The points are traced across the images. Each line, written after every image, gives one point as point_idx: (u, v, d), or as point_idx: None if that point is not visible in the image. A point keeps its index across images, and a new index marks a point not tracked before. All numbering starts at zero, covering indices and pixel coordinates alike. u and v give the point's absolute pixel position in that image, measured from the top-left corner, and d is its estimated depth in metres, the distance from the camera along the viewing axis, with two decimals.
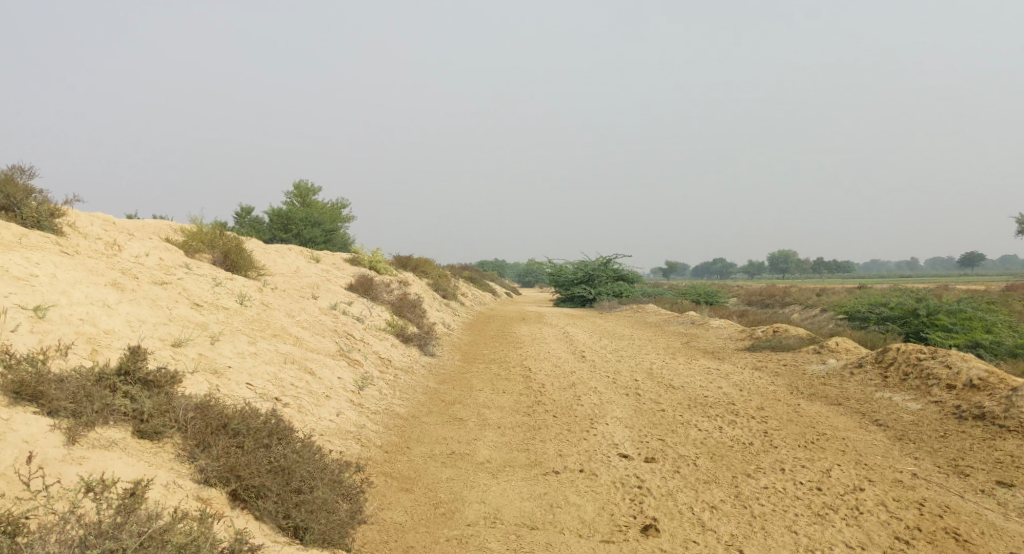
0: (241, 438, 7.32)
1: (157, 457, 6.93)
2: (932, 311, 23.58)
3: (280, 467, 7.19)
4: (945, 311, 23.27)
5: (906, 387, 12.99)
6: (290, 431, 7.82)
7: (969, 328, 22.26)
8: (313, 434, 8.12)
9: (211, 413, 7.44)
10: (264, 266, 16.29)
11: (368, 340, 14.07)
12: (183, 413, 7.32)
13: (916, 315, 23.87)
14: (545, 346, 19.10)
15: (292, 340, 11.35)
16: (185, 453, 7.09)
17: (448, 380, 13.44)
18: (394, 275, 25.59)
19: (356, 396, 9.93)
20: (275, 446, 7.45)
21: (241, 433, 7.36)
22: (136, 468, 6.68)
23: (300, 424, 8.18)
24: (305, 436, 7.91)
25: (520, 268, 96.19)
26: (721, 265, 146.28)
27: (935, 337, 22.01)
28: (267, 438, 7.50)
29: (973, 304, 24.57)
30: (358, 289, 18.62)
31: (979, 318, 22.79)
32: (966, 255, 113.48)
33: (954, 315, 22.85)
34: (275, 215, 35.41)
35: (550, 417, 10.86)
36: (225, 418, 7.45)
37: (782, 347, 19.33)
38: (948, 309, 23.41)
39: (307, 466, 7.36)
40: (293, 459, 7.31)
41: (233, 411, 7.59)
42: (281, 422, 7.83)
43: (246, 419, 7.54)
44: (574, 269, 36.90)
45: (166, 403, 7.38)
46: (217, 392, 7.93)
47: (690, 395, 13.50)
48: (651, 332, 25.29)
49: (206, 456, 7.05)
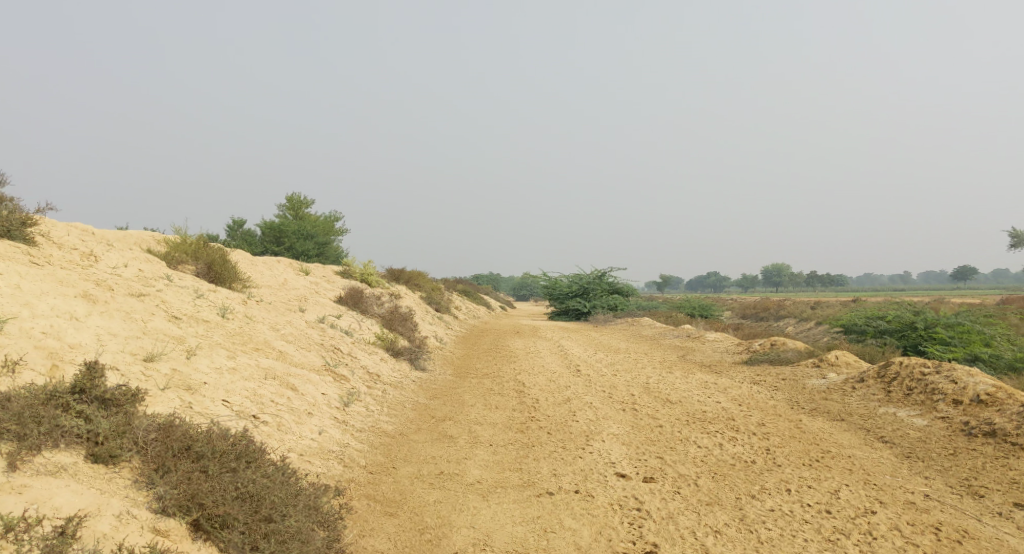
0: (205, 462, 6.89)
1: (111, 483, 6.50)
2: (929, 324, 23.28)
3: (248, 494, 6.76)
4: (943, 324, 23.01)
5: (910, 403, 12.58)
6: (262, 453, 7.39)
7: (967, 341, 22.04)
8: (289, 455, 7.67)
9: (173, 435, 6.99)
10: (250, 278, 15.85)
11: (357, 354, 13.63)
12: (142, 435, 6.88)
13: (914, 328, 23.56)
14: (539, 360, 18.67)
15: (276, 354, 10.92)
16: (144, 479, 6.66)
17: (439, 396, 12.99)
18: (386, 288, 25.16)
19: (341, 413, 9.49)
20: (244, 469, 7.01)
21: (205, 457, 6.93)
22: (83, 497, 6.26)
23: (275, 445, 7.75)
24: (279, 458, 7.48)
25: (513, 281, 95.91)
26: (714, 279, 146.07)
27: (933, 350, 21.75)
28: (234, 461, 7.06)
29: (971, 317, 24.29)
30: (347, 302, 18.19)
31: (977, 331, 22.53)
32: (958, 269, 113.86)
33: (952, 328, 22.61)
34: (266, 227, 34.96)
35: (544, 433, 10.42)
36: (188, 440, 7.02)
37: (781, 360, 18.93)
38: (946, 322, 23.14)
39: (279, 492, 6.93)
40: (264, 485, 6.88)
41: (198, 433, 7.14)
42: (251, 444, 7.38)
43: (213, 441, 7.11)
44: (569, 282, 36.52)
45: (124, 424, 6.93)
46: (184, 411, 7.48)
47: (689, 410, 13.07)
48: (647, 346, 24.88)
49: (164, 482, 6.63)
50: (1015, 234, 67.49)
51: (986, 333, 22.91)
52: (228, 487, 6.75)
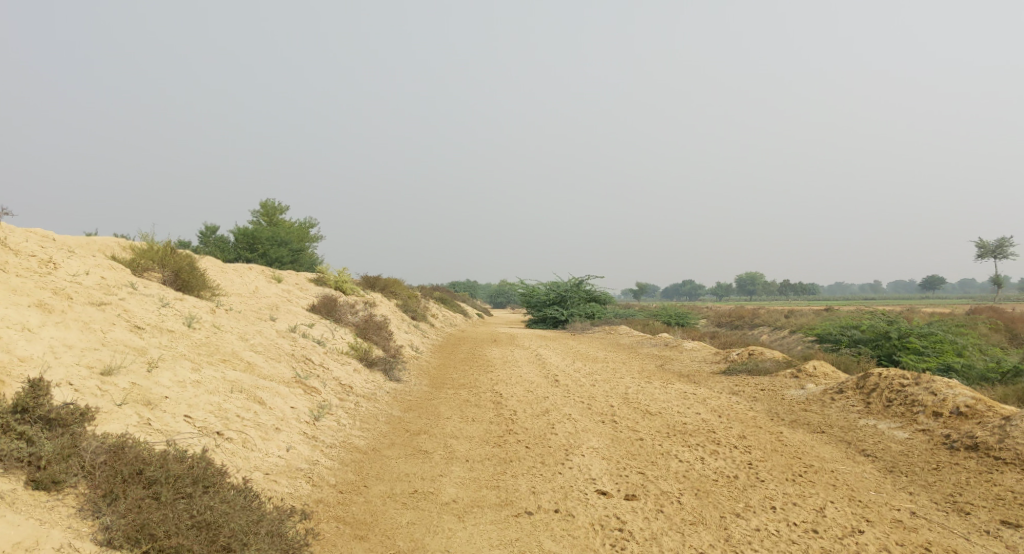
0: (158, 487, 6.55)
1: (53, 512, 6.15)
2: (903, 334, 23.29)
3: (205, 521, 6.43)
4: (916, 334, 23.09)
5: (891, 415, 12.41)
6: (223, 474, 7.03)
7: (940, 351, 22.19)
8: (251, 477, 7.32)
9: (123, 458, 6.63)
10: (219, 286, 15.42)
11: (329, 365, 13.25)
12: (90, 458, 6.52)
13: (888, 338, 23.57)
14: (517, 369, 18.37)
15: (244, 365, 10.53)
16: (89, 506, 6.31)
17: (414, 408, 12.64)
18: (361, 296, 24.75)
19: (311, 428, 9.13)
20: (200, 495, 6.67)
21: (158, 482, 6.58)
22: (21, 529, 5.94)
23: (238, 466, 7.39)
24: (241, 480, 7.12)
25: (490, 289, 95.56)
26: (689, 287, 146.76)
27: (907, 359, 21.83)
28: (190, 485, 6.71)
29: (944, 326, 24.35)
30: (320, 311, 17.79)
31: (949, 340, 22.69)
32: (927, 279, 115.44)
33: (926, 338, 22.72)
34: (240, 234, 34.40)
35: (522, 448, 10.11)
36: (140, 463, 6.66)
37: (759, 370, 18.77)
38: (919, 331, 23.18)
39: (239, 518, 6.58)
40: (222, 512, 6.54)
41: (151, 455, 6.79)
42: (209, 466, 7.02)
43: (168, 465, 6.75)
44: (546, 289, 36.29)
45: (70, 445, 6.56)
46: (139, 430, 7.11)
47: (669, 422, 12.82)
48: (624, 355, 24.66)
49: (111, 511, 6.28)
50: (984, 244, 68.37)
51: (959, 342, 22.97)
52: (182, 515, 6.41)
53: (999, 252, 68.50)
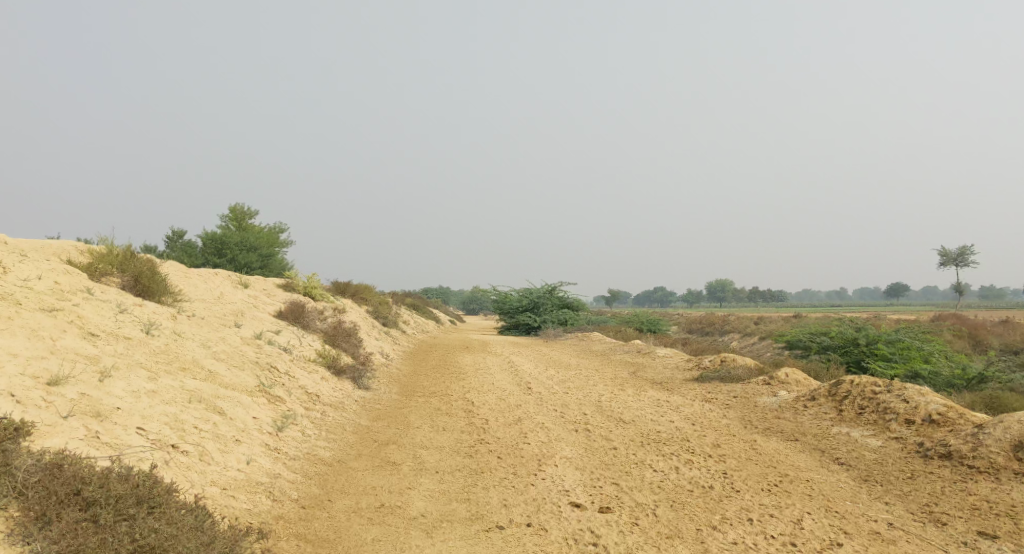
0: (96, 510, 6.18)
1: None
2: (872, 340, 23.34)
3: (147, 547, 6.10)
4: (884, 340, 23.19)
5: (863, 422, 12.25)
6: (173, 492, 6.66)
7: (908, 358, 22.31)
8: (204, 493, 6.95)
9: (60, 477, 6.24)
10: (182, 292, 14.97)
11: (295, 373, 12.85)
12: (24, 478, 6.13)
13: (856, 344, 23.60)
14: (488, 377, 18.08)
15: (204, 374, 10.14)
16: (21, 530, 5.95)
17: (382, 418, 12.28)
18: (331, 302, 24.32)
19: (273, 439, 8.76)
20: (144, 517, 6.30)
21: (97, 504, 6.20)
22: None
23: (191, 482, 7.01)
24: (193, 498, 6.75)
25: (462, 296, 95.15)
26: (661, 294, 147.45)
27: (876, 366, 21.89)
28: (133, 506, 6.33)
29: (911, 333, 24.46)
30: (288, 317, 17.37)
31: (917, 347, 22.83)
32: (893, 287, 117.10)
33: (893, 345, 22.83)
34: (208, 238, 33.77)
35: (493, 458, 9.81)
36: (78, 482, 6.26)
37: (731, 377, 18.62)
38: (887, 338, 23.25)
39: (185, 542, 6.23)
40: (166, 537, 6.20)
41: (92, 473, 6.39)
42: (156, 483, 6.63)
43: (109, 484, 6.34)
44: (519, 295, 36.05)
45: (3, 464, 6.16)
46: (82, 445, 6.70)
47: (643, 431, 12.58)
48: (597, 362, 24.44)
49: (44, 536, 5.93)
50: (947, 253, 69.36)
51: (926, 349, 23.07)
52: (122, 540, 6.07)
53: (960, 261, 69.52)
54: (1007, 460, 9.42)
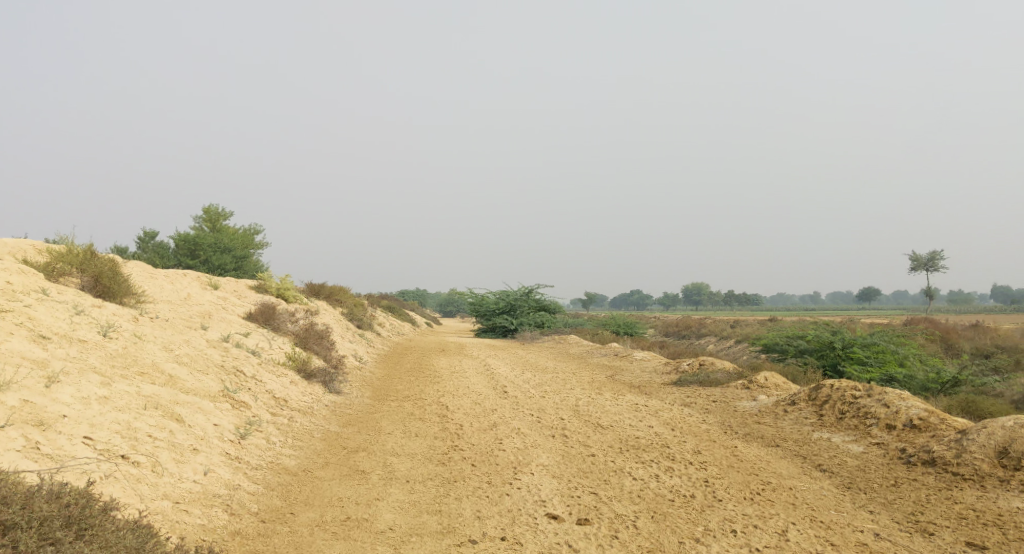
0: (17, 533, 5.60)
1: None
2: (847, 344, 23.20)
3: None
4: (860, 344, 23.10)
5: (844, 427, 11.94)
6: (113, 510, 6.19)
7: (883, 361, 22.24)
8: (146, 511, 6.43)
9: None
10: (146, 293, 14.46)
11: (262, 377, 12.38)
12: None
13: (833, 348, 23.45)
14: (464, 380, 17.67)
15: (164, 379, 9.66)
16: None
17: (353, 423, 11.84)
18: (304, 304, 23.80)
19: (235, 447, 8.31)
20: (72, 542, 5.76)
21: (19, 526, 5.64)
22: None
23: (136, 498, 6.54)
24: (136, 516, 6.27)
25: (439, 298, 94.62)
26: (638, 297, 147.86)
27: (852, 370, 21.78)
28: (61, 529, 5.78)
29: (886, 337, 24.36)
30: (258, 319, 16.87)
31: (891, 351, 22.77)
32: (866, 292, 118.14)
33: (869, 348, 22.74)
34: (180, 239, 33.12)
35: (466, 466, 9.41)
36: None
37: (710, 381, 18.35)
38: (862, 341, 23.13)
39: None
40: None
41: (17, 491, 5.83)
42: (89, 501, 6.08)
43: (34, 503, 5.79)
44: (495, 298, 35.69)
45: None
46: (12, 458, 6.20)
47: (622, 436, 12.25)
48: (574, 365, 24.11)
49: None
50: (919, 257, 70.00)
51: (901, 353, 23.00)
52: None
53: (932, 266, 70.13)
54: (992, 466, 9.12)
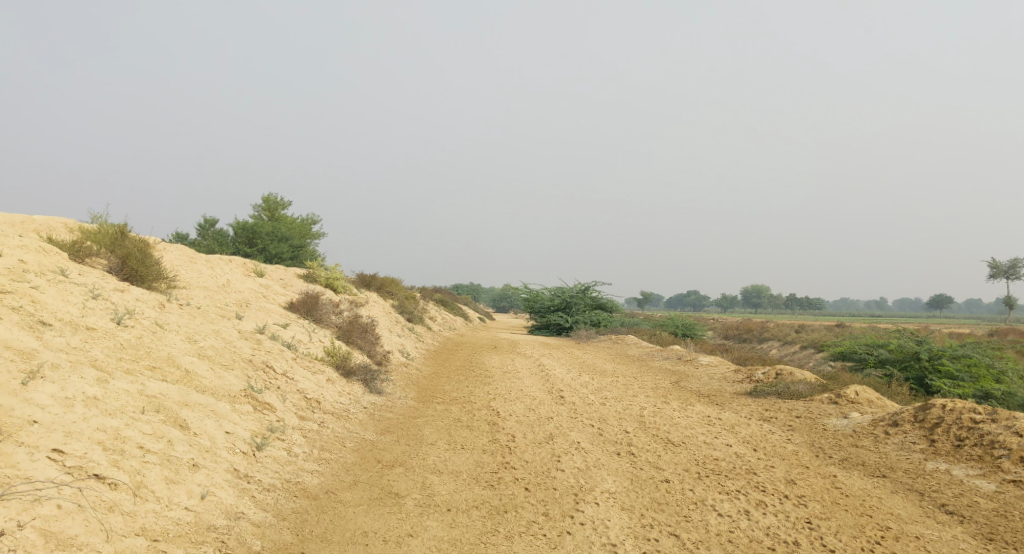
0: None
1: None
2: (935, 355, 21.08)
3: None
4: (948, 356, 20.97)
5: (965, 458, 10.66)
6: None
7: (976, 376, 20.14)
8: None
9: None
10: (179, 278, 13.37)
11: (295, 374, 11.14)
12: None
13: (918, 359, 21.38)
14: (518, 381, 16.25)
15: (178, 376, 8.44)
16: None
17: (393, 430, 10.53)
18: (354, 296, 22.66)
19: (247, 462, 7.14)
20: None
21: None
22: None
23: (87, 538, 5.67)
24: None
25: (494, 294, 93.66)
26: (694, 298, 145.19)
27: (940, 384, 19.75)
28: None
29: (978, 349, 22.11)
30: (298, 309, 15.67)
31: (986, 364, 20.63)
32: (935, 300, 113.32)
33: (960, 361, 20.63)
34: (238, 227, 32.37)
35: (519, 491, 7.97)
36: None
37: (790, 393, 16.61)
38: (953, 351, 20.94)
39: None
40: None
41: None
42: None
43: None
44: (551, 295, 34.23)
45: None
46: None
47: (698, 457, 10.75)
48: (635, 368, 22.49)
49: None
50: (995, 263, 66.12)
51: (996, 368, 20.79)
52: None
53: (1010, 273, 66.44)
54: None
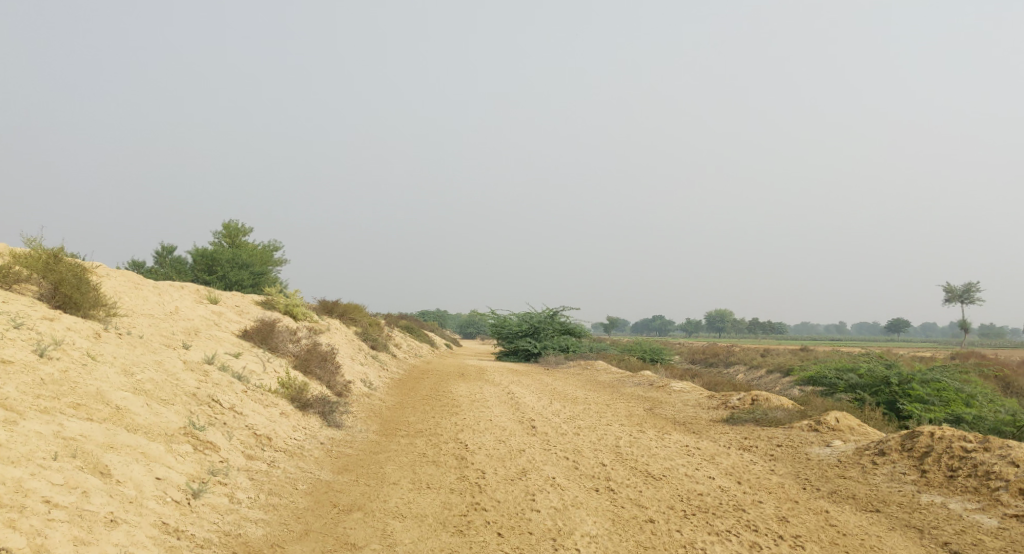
0: None
1: None
2: (905, 379, 20.58)
3: None
4: (919, 380, 20.50)
5: (960, 489, 10.09)
6: None
7: (947, 400, 19.71)
8: None
9: None
10: (120, 306, 12.37)
11: (244, 408, 10.21)
12: None
13: (887, 384, 20.86)
14: (486, 411, 15.42)
15: (106, 413, 7.53)
16: None
17: (351, 469, 9.64)
18: (315, 323, 21.64)
19: (178, 513, 6.52)
20: None
21: None
22: None
23: None
24: None
25: (460, 320, 92.79)
26: (659, 324, 145.62)
27: (911, 408, 19.26)
28: None
29: (947, 372, 21.69)
30: (253, 337, 14.70)
31: (955, 388, 20.21)
32: (893, 323, 114.69)
33: (930, 385, 20.18)
34: (196, 253, 31.19)
35: (491, 538, 7.18)
36: None
37: (767, 421, 15.99)
38: (922, 377, 20.53)
39: None
40: None
41: None
42: None
43: None
44: (519, 320, 33.52)
45: None
46: None
47: (681, 492, 10.05)
48: (607, 395, 21.76)
49: None
50: (951, 287, 66.78)
51: (965, 392, 20.39)
52: None
53: (965, 297, 67.07)
54: None
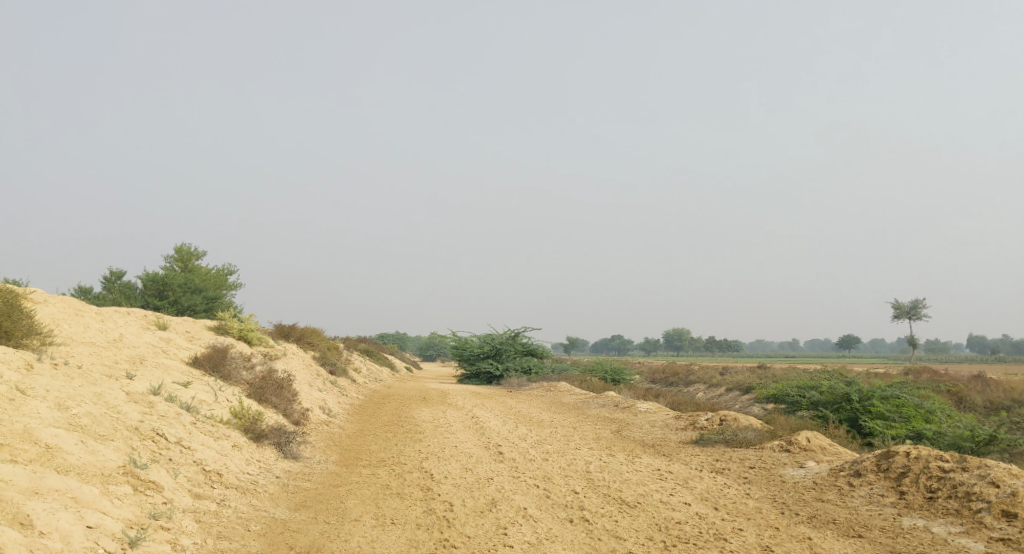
0: None
1: None
2: (865, 396, 20.37)
3: None
4: (879, 396, 20.29)
5: (942, 512, 9.75)
6: None
7: (907, 416, 19.51)
8: None
9: None
10: (59, 335, 11.55)
11: (193, 442, 9.50)
12: None
13: (848, 400, 20.60)
14: (450, 437, 14.80)
15: (34, 453, 6.84)
16: None
17: (308, 505, 8.97)
18: (271, 349, 20.83)
19: None
20: None
21: None
22: None
23: None
24: None
25: (420, 342, 91.83)
26: (617, 343, 146.04)
27: (873, 424, 19.00)
28: None
29: (906, 389, 21.57)
30: (204, 364, 13.91)
31: (915, 404, 20.03)
32: (845, 340, 116.43)
33: (891, 401, 19.97)
34: (147, 278, 30.13)
35: None
36: None
37: (737, 442, 15.59)
38: (881, 393, 20.35)
39: None
40: None
41: None
42: None
43: None
44: (480, 342, 32.93)
45: None
46: None
47: (657, 520, 9.57)
48: (572, 417, 21.23)
49: None
50: (900, 304, 67.85)
51: (925, 408, 20.24)
52: None
53: (913, 313, 68.08)
54: None
